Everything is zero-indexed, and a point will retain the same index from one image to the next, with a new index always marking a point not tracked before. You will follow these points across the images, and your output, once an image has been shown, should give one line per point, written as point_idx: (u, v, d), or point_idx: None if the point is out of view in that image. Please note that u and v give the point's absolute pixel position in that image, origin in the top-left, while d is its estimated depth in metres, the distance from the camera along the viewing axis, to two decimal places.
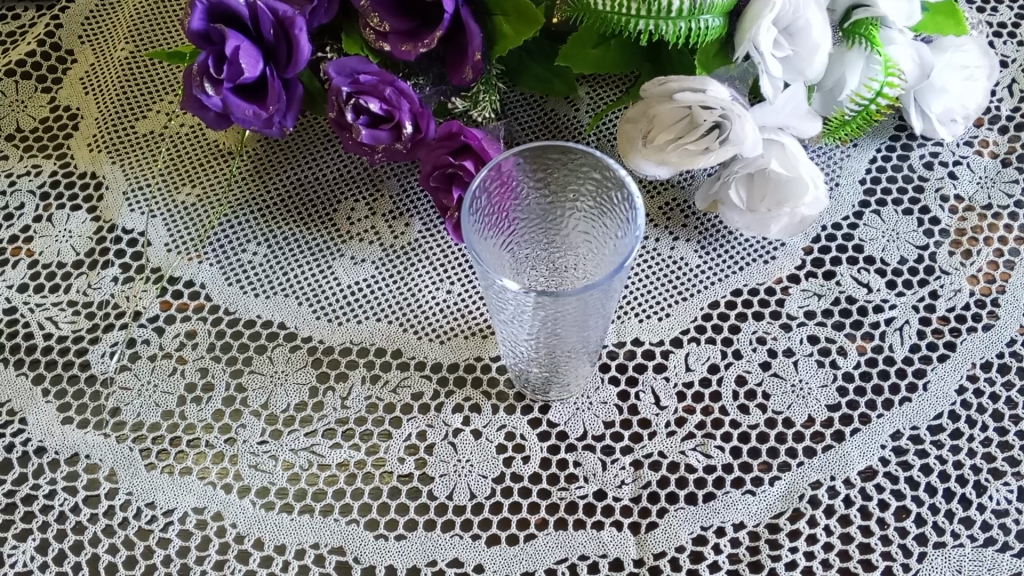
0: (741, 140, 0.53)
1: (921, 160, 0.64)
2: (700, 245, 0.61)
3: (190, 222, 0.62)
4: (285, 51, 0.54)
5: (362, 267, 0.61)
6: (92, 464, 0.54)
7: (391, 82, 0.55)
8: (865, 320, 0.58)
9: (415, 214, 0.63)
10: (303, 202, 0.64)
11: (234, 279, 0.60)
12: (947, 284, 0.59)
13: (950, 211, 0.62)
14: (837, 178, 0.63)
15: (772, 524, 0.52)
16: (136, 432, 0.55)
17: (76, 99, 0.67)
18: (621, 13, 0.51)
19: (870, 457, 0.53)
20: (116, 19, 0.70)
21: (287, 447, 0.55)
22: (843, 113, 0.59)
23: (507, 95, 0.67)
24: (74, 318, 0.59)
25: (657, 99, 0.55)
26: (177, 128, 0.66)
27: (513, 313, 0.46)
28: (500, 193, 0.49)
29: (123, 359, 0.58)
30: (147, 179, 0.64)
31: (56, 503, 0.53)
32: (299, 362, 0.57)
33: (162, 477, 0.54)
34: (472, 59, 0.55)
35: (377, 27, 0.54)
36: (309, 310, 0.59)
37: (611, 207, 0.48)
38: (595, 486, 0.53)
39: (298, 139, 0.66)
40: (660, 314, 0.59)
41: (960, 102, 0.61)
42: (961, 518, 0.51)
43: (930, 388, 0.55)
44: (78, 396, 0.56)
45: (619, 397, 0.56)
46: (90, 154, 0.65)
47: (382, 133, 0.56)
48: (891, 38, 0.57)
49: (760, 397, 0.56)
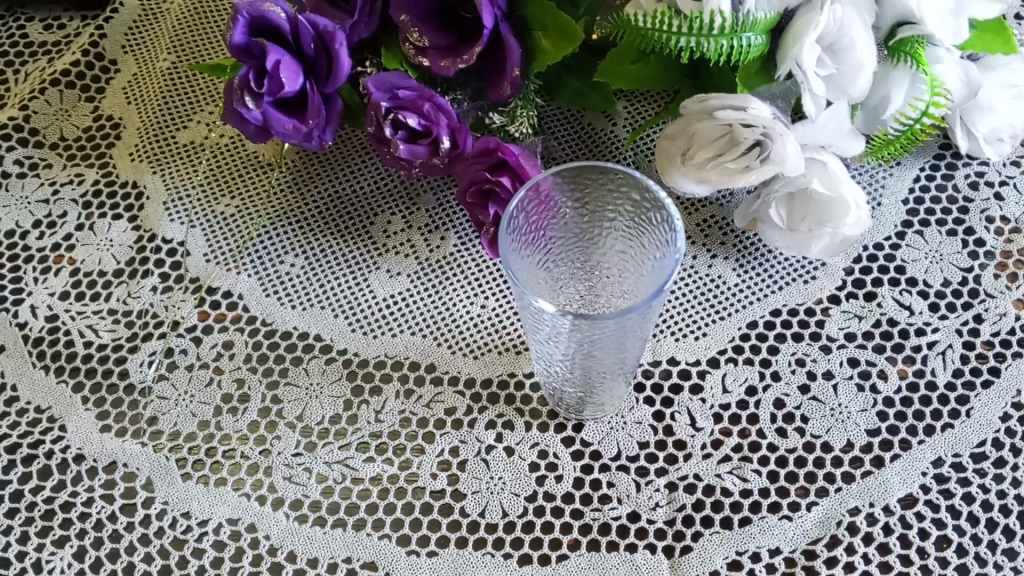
0: (782, 159, 0.52)
1: (966, 180, 0.63)
2: (738, 264, 0.61)
3: (229, 232, 0.63)
4: (326, 65, 0.55)
5: (398, 279, 0.61)
6: (129, 473, 0.55)
7: (430, 97, 0.55)
8: (907, 343, 0.57)
9: (451, 227, 0.63)
10: (340, 214, 0.64)
11: (272, 291, 0.61)
12: (992, 307, 0.58)
13: (996, 233, 0.60)
14: (880, 198, 0.62)
15: (809, 551, 0.51)
16: (173, 441, 0.56)
17: (119, 108, 0.68)
18: (661, 30, 0.50)
19: (910, 483, 0.52)
20: (158, 30, 0.71)
21: (321, 460, 0.55)
22: (887, 133, 0.58)
23: (545, 109, 0.67)
24: (114, 326, 0.60)
25: (698, 116, 0.54)
26: (217, 140, 0.67)
27: (549, 333, 0.46)
28: (538, 212, 0.49)
29: (161, 368, 0.58)
30: (187, 189, 0.65)
31: (93, 511, 0.54)
32: (334, 375, 0.58)
33: (197, 488, 0.54)
34: (511, 74, 0.55)
35: (416, 42, 0.55)
36: (344, 322, 0.59)
37: (650, 227, 0.48)
38: (628, 508, 0.53)
39: (336, 151, 0.66)
40: (697, 334, 0.58)
41: (1008, 121, 0.59)
42: (1004, 549, 0.50)
43: (973, 415, 0.54)
44: (116, 404, 0.57)
45: (654, 417, 0.56)
46: (131, 164, 0.66)
47: (419, 148, 0.56)
48: (937, 57, 0.56)
49: (798, 420, 0.55)
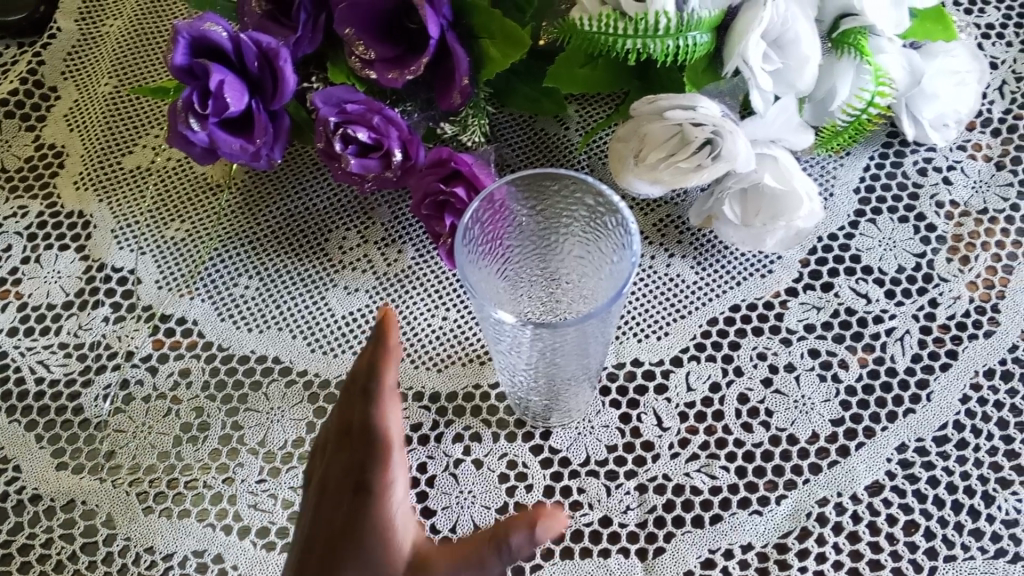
0: (734, 156, 0.52)
1: (915, 166, 0.63)
2: (696, 261, 0.61)
3: (180, 257, 0.62)
4: (270, 83, 0.54)
5: (356, 296, 0.60)
6: (88, 510, 0.53)
7: (379, 110, 0.55)
8: (865, 331, 0.57)
9: (408, 240, 0.62)
10: (293, 233, 0.63)
11: (227, 315, 0.60)
12: (946, 291, 0.58)
13: (946, 217, 0.61)
14: (832, 188, 0.63)
15: (780, 544, 0.51)
16: (132, 474, 0.54)
17: (61, 136, 0.67)
18: (607, 33, 0.50)
19: (876, 471, 0.53)
20: (98, 54, 0.70)
21: (286, 486, 0.54)
22: (835, 124, 0.59)
23: (496, 116, 0.67)
24: (66, 360, 0.58)
25: (648, 118, 0.54)
26: (163, 163, 0.65)
27: (510, 344, 0.45)
28: (494, 222, 0.48)
29: (117, 401, 0.57)
30: (135, 216, 0.63)
31: (53, 552, 0.52)
32: (295, 398, 0.57)
33: (160, 521, 0.53)
34: (461, 83, 0.55)
35: (362, 55, 0.54)
36: (303, 343, 0.58)
37: (606, 231, 0.48)
38: (599, 513, 0.52)
39: (286, 169, 0.65)
40: (659, 333, 0.58)
41: (952, 107, 0.60)
42: (970, 529, 0.51)
43: (933, 398, 0.54)
44: (71, 440, 0.56)
45: (620, 420, 0.55)
46: (76, 193, 0.64)
47: (371, 162, 0.55)
48: (880, 47, 0.56)
49: (763, 414, 0.55)
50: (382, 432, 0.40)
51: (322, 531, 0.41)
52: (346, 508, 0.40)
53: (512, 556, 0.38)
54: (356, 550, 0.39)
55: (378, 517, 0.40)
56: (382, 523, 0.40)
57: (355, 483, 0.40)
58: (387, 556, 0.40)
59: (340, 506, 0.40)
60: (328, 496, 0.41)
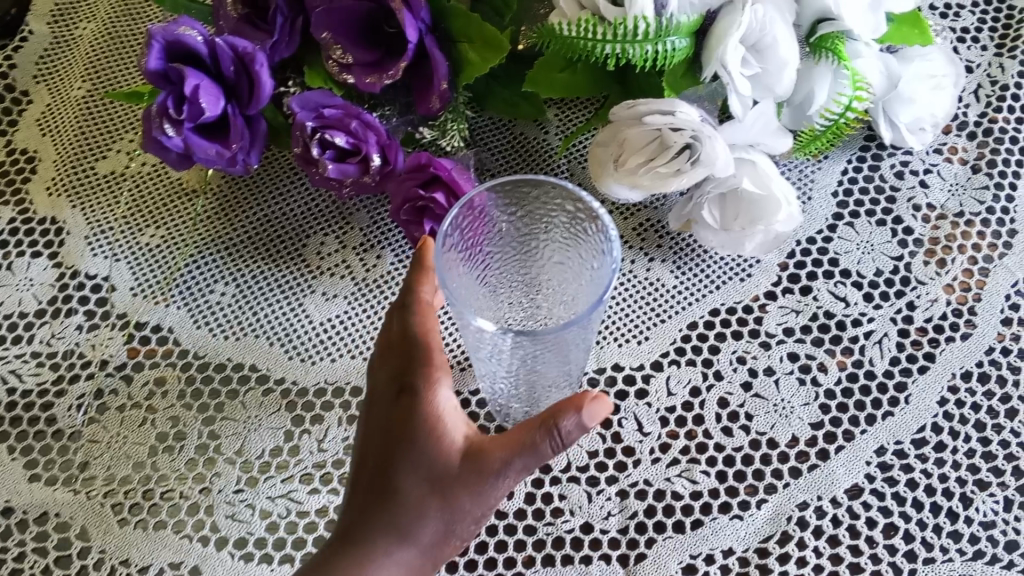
0: (711, 161, 0.52)
1: (892, 170, 0.64)
2: (675, 265, 0.61)
3: (155, 264, 0.61)
4: (246, 87, 0.53)
5: (334, 302, 0.60)
6: (62, 523, 0.52)
7: (357, 115, 0.54)
8: (844, 334, 0.58)
9: (387, 246, 0.62)
10: (270, 239, 0.62)
11: (203, 322, 0.59)
12: (923, 294, 0.59)
13: (923, 221, 0.62)
14: (810, 192, 0.63)
15: (761, 549, 0.51)
16: (107, 485, 0.54)
17: (33, 141, 0.66)
18: (587, 38, 0.50)
19: (855, 474, 0.53)
20: (70, 57, 0.69)
21: (264, 495, 0.53)
22: (814, 128, 0.59)
23: (474, 121, 0.66)
24: (38, 370, 0.57)
25: (627, 122, 0.54)
26: (138, 169, 0.64)
27: (490, 352, 0.45)
28: (474, 227, 0.48)
29: (91, 411, 0.56)
30: (109, 222, 0.62)
31: (26, 565, 0.51)
32: (272, 406, 0.56)
33: (136, 533, 0.52)
34: (439, 88, 0.54)
35: (340, 59, 0.53)
36: (281, 350, 0.58)
37: (587, 237, 0.48)
38: (581, 520, 0.52)
39: (263, 174, 0.65)
40: (639, 338, 0.58)
41: (928, 111, 0.60)
42: (949, 532, 0.51)
43: (912, 401, 0.55)
44: (44, 452, 0.55)
45: (601, 425, 0.55)
46: (49, 199, 0.63)
47: (349, 167, 0.55)
48: (858, 51, 0.57)
49: (743, 418, 0.55)
50: (422, 334, 0.47)
51: (380, 428, 0.46)
52: (401, 407, 0.46)
53: (561, 439, 0.43)
54: (412, 443, 0.45)
55: (428, 411, 0.45)
56: (431, 419, 0.45)
57: (406, 386, 0.46)
58: (440, 446, 0.45)
59: (394, 406, 0.46)
60: (378, 406, 0.48)
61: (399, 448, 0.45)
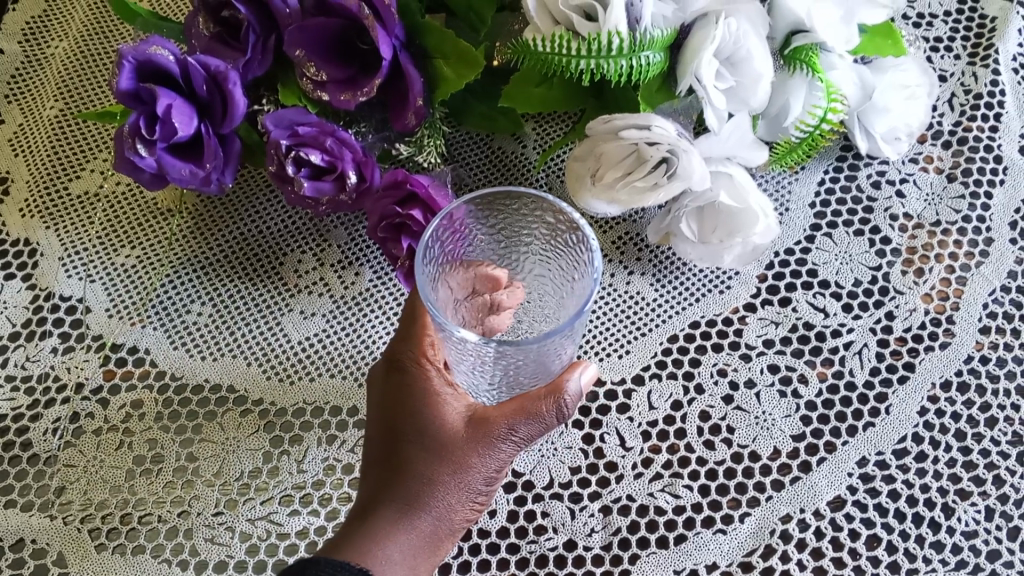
0: (688, 175, 0.52)
1: (868, 179, 0.64)
2: (655, 279, 0.61)
3: (131, 284, 0.60)
4: (220, 107, 0.53)
5: (312, 320, 0.59)
6: (38, 550, 0.52)
7: (332, 132, 0.54)
8: (824, 345, 0.58)
9: (365, 262, 0.61)
10: (247, 257, 0.62)
11: (180, 342, 0.58)
12: (902, 304, 0.59)
13: (900, 230, 0.62)
14: (787, 203, 0.63)
15: (745, 563, 0.51)
16: (84, 510, 0.53)
17: (5, 161, 0.65)
18: (562, 54, 0.50)
19: (837, 486, 0.53)
20: (43, 75, 0.68)
21: (244, 518, 0.53)
22: (789, 139, 0.59)
23: (452, 135, 0.66)
24: (12, 394, 0.56)
25: (603, 137, 0.54)
26: (113, 188, 0.64)
27: (473, 364, 0.45)
28: (453, 240, 0.48)
29: (67, 435, 0.55)
30: (83, 243, 0.62)
31: None
32: (250, 427, 0.55)
33: (113, 558, 0.51)
34: (414, 104, 0.54)
35: (314, 76, 0.53)
36: (259, 370, 0.57)
37: (566, 248, 0.48)
38: (564, 537, 0.52)
39: (239, 192, 0.64)
40: (620, 351, 0.58)
41: (903, 121, 0.61)
42: (931, 542, 0.51)
43: (892, 412, 0.55)
44: (20, 477, 0.54)
45: (583, 440, 0.55)
46: (22, 220, 0.62)
47: (325, 184, 0.54)
48: (831, 64, 0.57)
49: (724, 431, 0.55)
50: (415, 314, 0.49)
51: (380, 410, 0.48)
52: (399, 384, 0.48)
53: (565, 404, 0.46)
54: (415, 415, 0.47)
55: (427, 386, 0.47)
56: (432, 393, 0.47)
57: (400, 366, 0.48)
58: (442, 416, 0.47)
59: (393, 385, 0.48)
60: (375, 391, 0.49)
61: (401, 423, 0.47)
